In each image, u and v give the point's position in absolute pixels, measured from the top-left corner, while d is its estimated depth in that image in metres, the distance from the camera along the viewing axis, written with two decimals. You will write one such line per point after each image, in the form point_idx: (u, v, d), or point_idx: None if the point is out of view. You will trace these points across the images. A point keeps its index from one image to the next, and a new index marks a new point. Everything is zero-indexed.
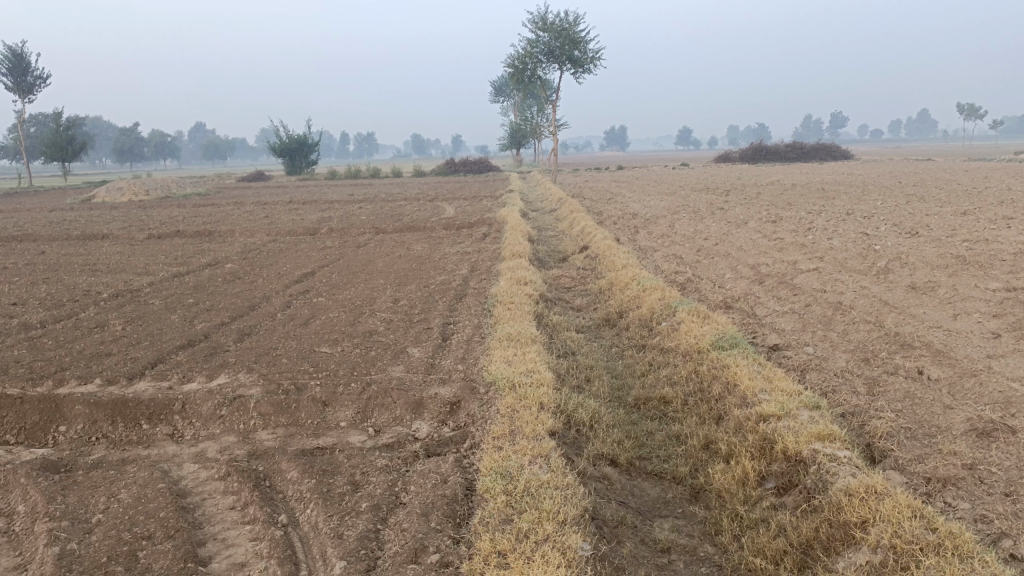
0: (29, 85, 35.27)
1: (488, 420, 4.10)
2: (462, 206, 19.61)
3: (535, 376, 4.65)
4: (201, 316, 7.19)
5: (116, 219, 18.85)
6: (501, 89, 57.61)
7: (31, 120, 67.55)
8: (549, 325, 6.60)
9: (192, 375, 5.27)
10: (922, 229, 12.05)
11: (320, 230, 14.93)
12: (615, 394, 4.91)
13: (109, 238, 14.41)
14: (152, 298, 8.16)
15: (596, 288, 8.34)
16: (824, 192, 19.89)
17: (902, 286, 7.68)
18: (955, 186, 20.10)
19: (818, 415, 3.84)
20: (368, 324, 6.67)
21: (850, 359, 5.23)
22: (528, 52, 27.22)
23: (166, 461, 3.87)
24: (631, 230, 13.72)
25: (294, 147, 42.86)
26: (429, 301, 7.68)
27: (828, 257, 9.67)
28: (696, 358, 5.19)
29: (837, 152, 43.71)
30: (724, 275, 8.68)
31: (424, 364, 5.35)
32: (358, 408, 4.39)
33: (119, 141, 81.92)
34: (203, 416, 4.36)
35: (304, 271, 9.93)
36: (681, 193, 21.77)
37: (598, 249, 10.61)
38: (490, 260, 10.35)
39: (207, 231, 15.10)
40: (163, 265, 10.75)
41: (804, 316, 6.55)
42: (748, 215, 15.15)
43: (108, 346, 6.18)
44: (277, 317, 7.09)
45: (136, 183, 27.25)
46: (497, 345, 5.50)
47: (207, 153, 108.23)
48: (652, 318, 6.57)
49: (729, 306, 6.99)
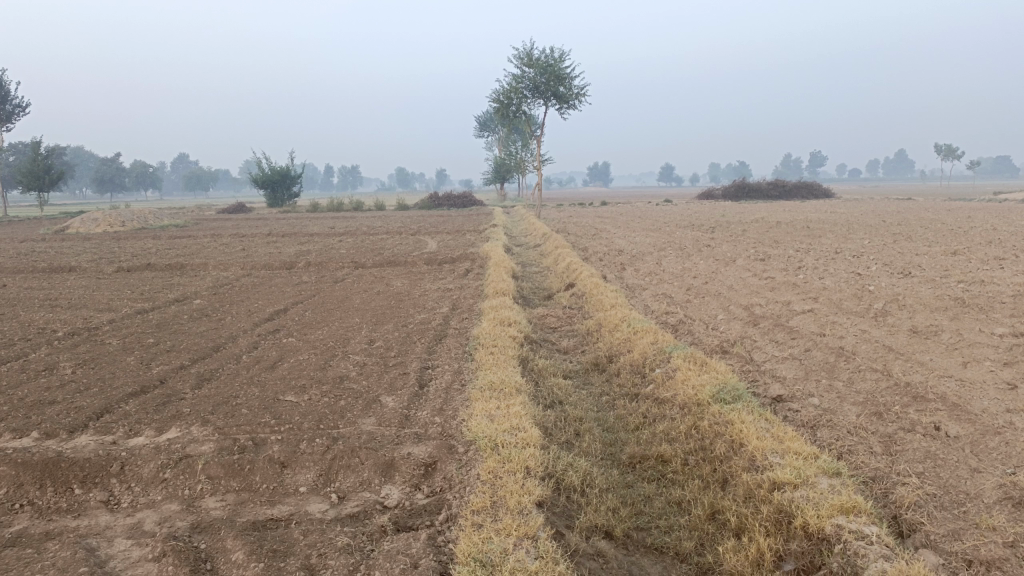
0: (6, 113, 34.73)
1: (467, 487, 3.64)
2: (445, 241, 19.24)
3: (520, 433, 4.20)
4: (160, 359, 6.67)
5: (87, 250, 18.25)
6: (485, 124, 57.73)
7: (10, 150, 66.86)
8: (534, 371, 6.15)
9: (140, 428, 4.78)
10: (914, 269, 11.78)
11: (297, 264, 14.46)
12: (608, 452, 4.46)
13: (76, 271, 13.83)
14: (109, 338, 7.63)
15: (584, 330, 7.92)
16: (810, 230, 19.74)
17: (903, 330, 7.32)
18: (940, 226, 19.99)
19: (838, 484, 3.42)
20: (340, 369, 6.19)
21: (860, 412, 4.81)
22: (512, 87, 27.15)
23: (95, 535, 3.35)
24: (617, 267, 13.38)
25: (277, 179, 42.44)
26: (406, 342, 7.22)
27: (823, 298, 9.34)
28: (696, 411, 4.74)
29: (818, 190, 43.94)
30: (716, 316, 8.30)
31: (398, 416, 4.87)
32: (320, 470, 3.90)
33: (100, 171, 81.14)
34: (143, 480, 3.86)
35: (276, 308, 9.44)
36: (666, 229, 21.60)
37: (585, 287, 10.22)
38: (473, 298, 9.93)
39: (180, 264, 14.58)
40: (128, 301, 10.22)
41: (805, 363, 6.15)
42: (736, 253, 14.86)
43: (52, 392, 5.64)
44: (241, 360, 6.60)
45: (112, 213, 26.67)
46: (478, 396, 5.04)
47: (189, 184, 107.45)
48: (645, 364, 6.13)
49: (726, 351, 6.59)
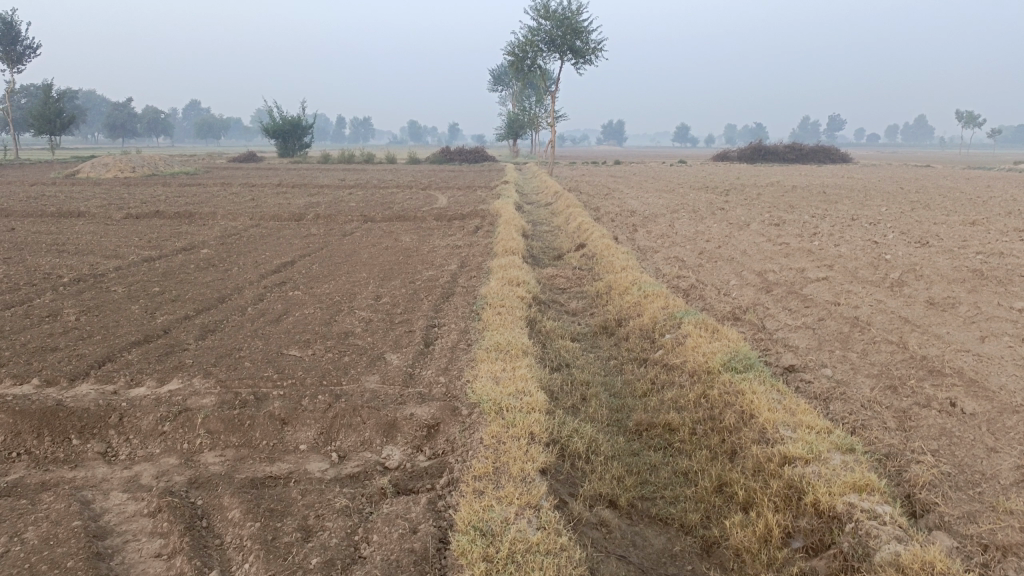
0: (17, 55, 34.34)
1: (469, 451, 3.56)
2: (456, 196, 19.04)
3: (525, 397, 4.11)
4: (164, 308, 6.61)
5: (96, 196, 18.14)
6: (499, 78, 56.86)
7: (21, 92, 66.50)
8: (541, 333, 6.05)
9: (141, 379, 4.72)
10: (933, 238, 11.55)
11: (306, 216, 14.34)
12: (614, 418, 4.37)
13: (84, 217, 13.75)
14: (115, 285, 7.57)
15: (594, 292, 7.79)
16: (827, 195, 19.41)
17: (919, 301, 7.17)
18: (959, 194, 19.63)
19: (851, 461, 3.32)
20: (345, 324, 6.11)
21: (874, 386, 4.70)
22: (528, 40, 26.58)
23: (91, 488, 3.30)
24: (629, 228, 13.19)
25: (288, 129, 42.07)
26: (413, 299, 7.12)
27: (838, 265, 9.16)
28: (706, 380, 4.64)
29: (836, 155, 43.24)
30: (729, 282, 8.15)
31: (402, 374, 4.79)
32: (321, 429, 3.83)
33: (111, 116, 80.72)
34: (141, 432, 3.81)
35: (283, 260, 9.35)
36: (679, 191, 21.31)
37: (595, 248, 10.07)
38: (481, 255, 9.81)
39: (188, 213, 14.48)
40: (135, 248, 10.14)
41: (819, 333, 6.01)
42: (750, 217, 14.63)
43: (55, 339, 5.59)
44: (246, 312, 6.52)
45: (122, 159, 26.50)
46: (484, 356, 4.95)
47: (200, 131, 106.81)
48: (655, 329, 6.02)
49: (738, 318, 6.46)
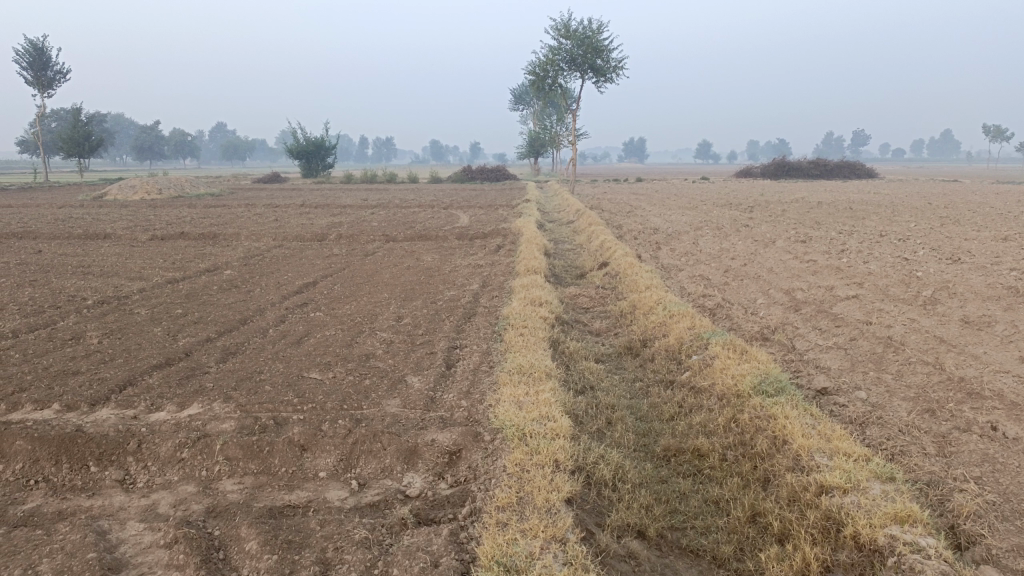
0: (48, 80, 35.13)
1: (492, 479, 3.46)
2: (478, 215, 19.03)
3: (550, 422, 4.01)
4: (186, 330, 6.60)
5: (123, 218, 18.38)
6: (520, 98, 57.13)
7: (53, 116, 68.05)
8: (565, 354, 5.95)
9: (162, 403, 4.68)
10: (964, 255, 11.29)
11: (328, 236, 14.38)
12: (641, 443, 4.25)
13: (110, 239, 13.92)
14: (138, 308, 7.59)
15: (617, 311, 7.68)
16: (853, 211, 19.14)
17: (954, 320, 6.96)
18: (990, 209, 19.25)
19: (892, 491, 3.18)
20: (366, 346, 6.04)
21: (911, 409, 4.53)
22: (549, 59, 26.67)
23: (108, 517, 3.24)
24: (653, 246, 13.06)
25: (311, 150, 42.52)
26: (435, 319, 7.05)
27: (868, 283, 8.96)
28: (736, 403, 4.50)
29: (861, 171, 42.77)
30: (756, 301, 7.99)
31: (424, 398, 4.71)
32: (341, 455, 3.75)
33: (139, 139, 82.19)
34: (159, 459, 3.76)
35: (305, 280, 9.34)
36: (703, 208, 21.15)
37: (619, 266, 9.96)
38: (503, 275, 9.74)
39: (212, 234, 14.61)
40: (159, 269, 10.20)
41: (851, 354, 5.85)
42: (775, 234, 14.43)
43: (77, 363, 5.59)
44: (268, 334, 6.49)
45: (149, 181, 26.90)
46: (507, 379, 4.86)
47: (225, 152, 108.49)
48: (680, 350, 5.89)
49: (767, 338, 6.31)
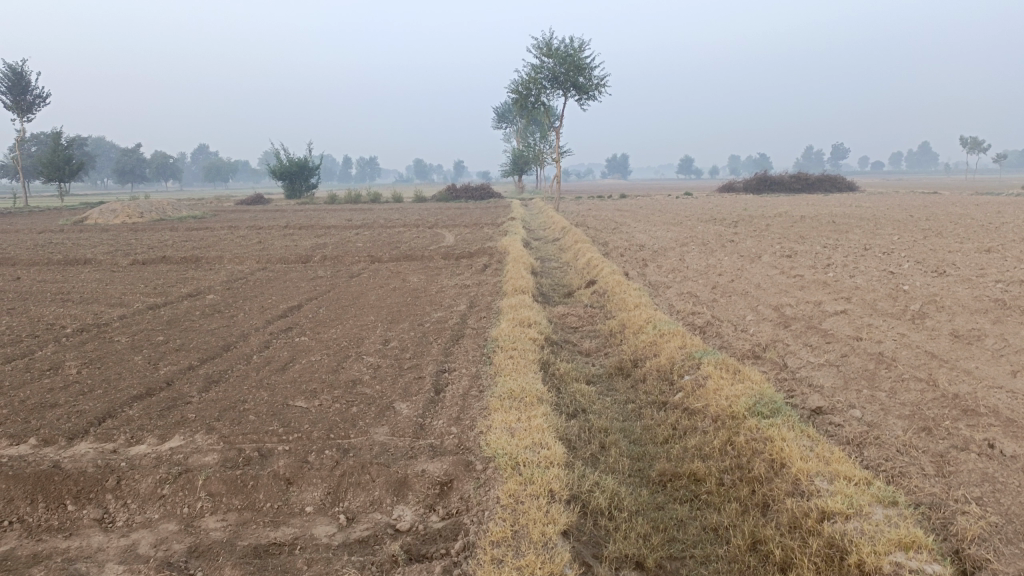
0: (28, 104, 34.84)
1: (486, 511, 3.37)
2: (463, 234, 18.95)
3: (543, 450, 3.91)
4: (168, 358, 6.46)
5: (104, 242, 18.15)
6: (503, 116, 57.31)
7: (33, 140, 67.54)
8: (556, 376, 5.86)
9: (142, 436, 4.55)
10: (949, 267, 11.34)
11: (312, 258, 14.24)
12: (636, 468, 4.16)
13: (90, 264, 13.71)
14: (119, 335, 7.43)
15: (607, 331, 7.60)
16: (837, 225, 19.25)
17: (943, 334, 6.94)
18: (971, 221, 19.43)
19: (895, 516, 3.12)
20: (353, 371, 5.93)
21: (907, 428, 4.47)
22: (532, 78, 26.78)
23: (85, 559, 3.11)
24: (639, 263, 13.04)
25: (295, 171, 42.35)
26: (422, 342, 6.95)
27: (856, 297, 8.95)
28: (731, 425, 4.42)
29: (842, 184, 43.14)
30: (745, 317, 7.95)
31: (413, 425, 4.60)
32: (328, 488, 3.64)
33: (121, 162, 81.67)
34: (140, 496, 3.62)
35: (289, 304, 9.21)
36: (687, 223, 21.20)
37: (606, 285, 9.91)
38: (491, 295, 9.65)
39: (195, 257, 14.43)
40: (140, 295, 10.03)
41: (844, 371, 5.79)
42: (761, 249, 14.45)
43: (55, 394, 5.44)
44: (252, 361, 6.37)
45: (130, 205, 26.64)
46: (498, 404, 4.76)
47: (208, 174, 108.06)
48: (673, 371, 5.82)
49: (758, 356, 6.25)
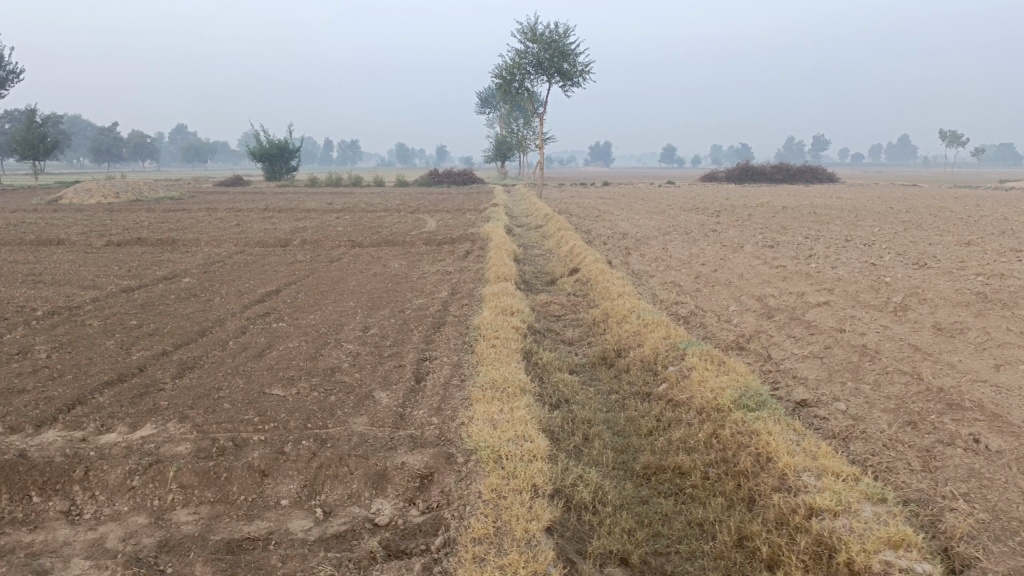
0: (1, 80, 34.08)
1: (467, 505, 3.28)
2: (445, 220, 18.83)
3: (526, 443, 3.83)
4: (141, 343, 6.29)
5: (77, 222, 17.78)
6: (487, 101, 56.96)
7: (6, 116, 66.18)
8: (538, 366, 5.77)
9: (113, 424, 4.40)
10: (929, 259, 11.40)
11: (292, 242, 14.03)
12: (620, 461, 4.09)
13: (63, 245, 13.41)
14: (91, 319, 7.24)
15: (590, 320, 7.53)
16: (818, 216, 19.33)
17: (925, 327, 6.94)
18: (949, 214, 19.59)
19: (884, 513, 3.07)
20: (332, 359, 5.81)
21: (892, 422, 4.44)
22: (515, 63, 26.56)
23: (50, 554, 2.98)
24: (622, 251, 12.99)
25: (275, 153, 41.81)
26: (403, 329, 6.84)
27: (839, 289, 8.95)
28: (716, 418, 4.36)
29: (823, 175, 43.36)
30: (728, 307, 7.92)
31: (393, 415, 4.50)
32: (305, 481, 3.53)
33: (96, 140, 80.24)
34: (108, 488, 3.49)
35: (267, 288, 9.05)
36: (670, 212, 21.19)
37: (589, 273, 9.83)
38: (473, 282, 9.54)
39: (171, 239, 14.16)
40: (113, 277, 9.81)
41: (828, 363, 5.77)
42: (743, 239, 14.46)
43: (23, 379, 5.27)
44: (228, 346, 6.22)
45: (106, 185, 26.14)
46: (480, 395, 4.67)
47: (186, 155, 106.60)
48: (657, 361, 5.75)
49: (742, 347, 6.21)
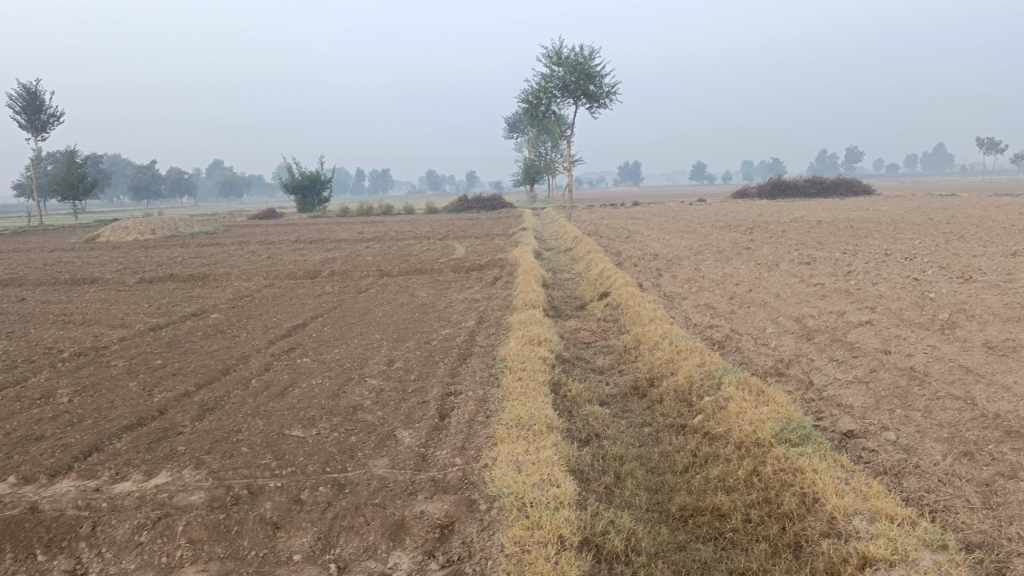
0: (42, 123, 35.08)
1: (489, 560, 3.07)
2: (474, 246, 18.74)
3: (552, 487, 3.62)
4: (163, 384, 6.20)
5: (113, 260, 18.03)
6: (515, 126, 57.20)
7: (49, 158, 68.23)
8: (568, 399, 5.55)
9: (128, 472, 4.29)
10: (975, 272, 10.95)
11: (321, 273, 14.02)
12: (655, 502, 3.85)
13: (97, 283, 13.55)
14: (116, 360, 7.19)
15: (621, 346, 7.29)
16: (855, 230, 18.84)
17: (975, 346, 6.56)
18: (993, 223, 18.97)
19: (946, 563, 2.78)
20: (354, 395, 5.65)
21: (947, 453, 4.12)
22: (541, 87, 26.59)
23: None
24: (653, 273, 12.73)
25: (306, 185, 42.33)
26: (428, 362, 6.67)
27: (881, 306, 8.59)
28: (757, 454, 4.09)
29: (858, 188, 42.50)
30: (766, 330, 7.62)
31: (415, 456, 4.31)
32: (319, 533, 3.35)
33: (135, 179, 82.28)
34: (115, 544, 3.35)
35: (293, 323, 8.97)
36: (702, 231, 20.85)
37: (620, 296, 9.60)
38: (500, 310, 9.36)
39: (202, 274, 14.25)
40: (143, 315, 9.83)
41: (874, 388, 5.45)
42: (778, 256, 14.10)
43: (42, 425, 5.19)
44: (250, 385, 6.10)
45: (142, 222, 26.57)
46: (505, 433, 4.46)
47: (222, 189, 108.88)
48: (691, 391, 5.49)
49: (782, 373, 5.91)
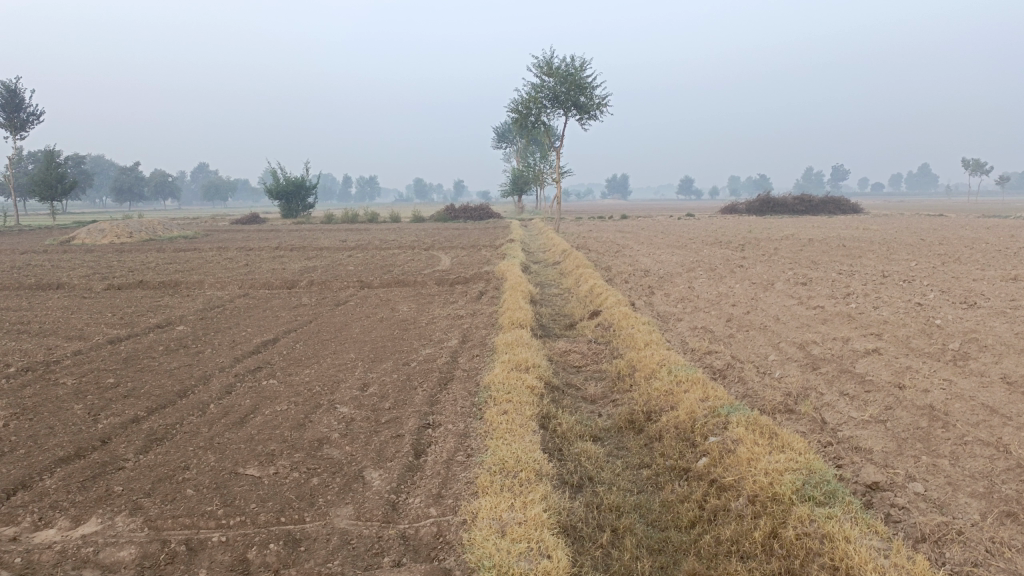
0: (21, 121, 34.26)
1: None
2: (459, 257, 18.21)
3: (542, 559, 3.11)
4: (112, 407, 5.62)
5: (84, 264, 17.32)
6: (505, 136, 56.79)
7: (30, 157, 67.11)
8: (557, 435, 5.03)
9: (52, 517, 3.71)
10: (977, 297, 10.56)
11: (299, 283, 13.41)
12: (658, 567, 3.32)
13: (63, 289, 12.89)
14: (65, 377, 6.59)
15: (614, 372, 6.78)
16: (848, 249, 18.50)
17: (994, 381, 6.08)
18: (986, 246, 18.67)
19: None
20: (321, 427, 5.09)
21: (991, 511, 3.63)
22: (531, 97, 26.16)
23: None
24: (645, 291, 12.28)
25: (291, 190, 41.63)
26: (405, 387, 6.12)
27: (887, 333, 8.15)
28: (775, 512, 3.60)
29: (847, 206, 42.29)
30: (768, 357, 7.14)
31: (383, 504, 3.76)
32: None
33: (119, 180, 81.16)
34: None
35: (264, 338, 8.38)
36: (692, 246, 20.46)
37: (612, 316, 9.12)
38: (486, 328, 8.86)
39: (174, 282, 13.59)
40: (104, 326, 9.21)
41: (893, 429, 4.96)
42: (773, 275, 13.70)
43: None
44: (207, 411, 5.53)
45: (119, 224, 25.83)
46: (488, 481, 3.93)
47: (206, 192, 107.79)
48: (694, 430, 4.99)
49: (791, 411, 5.43)
